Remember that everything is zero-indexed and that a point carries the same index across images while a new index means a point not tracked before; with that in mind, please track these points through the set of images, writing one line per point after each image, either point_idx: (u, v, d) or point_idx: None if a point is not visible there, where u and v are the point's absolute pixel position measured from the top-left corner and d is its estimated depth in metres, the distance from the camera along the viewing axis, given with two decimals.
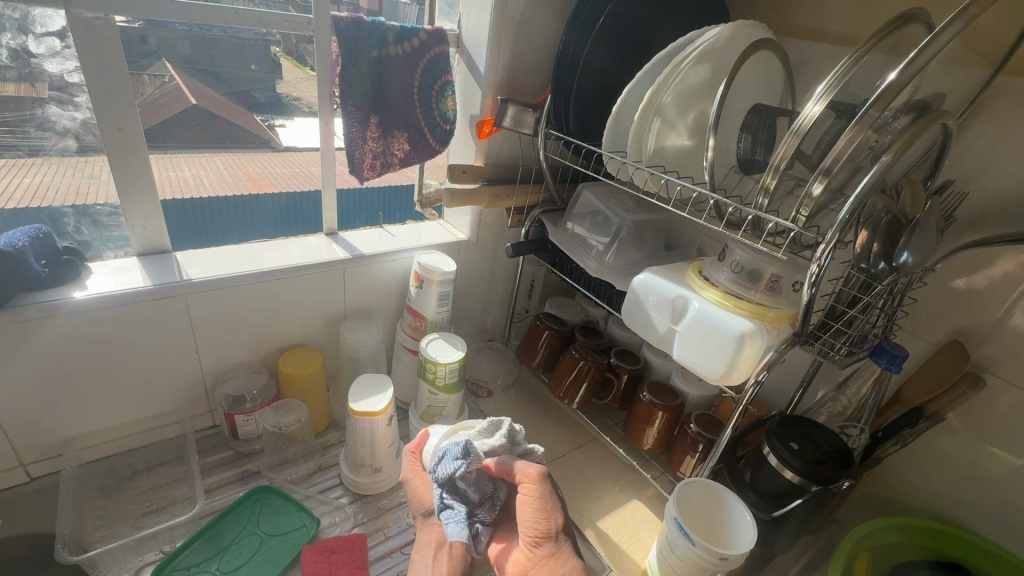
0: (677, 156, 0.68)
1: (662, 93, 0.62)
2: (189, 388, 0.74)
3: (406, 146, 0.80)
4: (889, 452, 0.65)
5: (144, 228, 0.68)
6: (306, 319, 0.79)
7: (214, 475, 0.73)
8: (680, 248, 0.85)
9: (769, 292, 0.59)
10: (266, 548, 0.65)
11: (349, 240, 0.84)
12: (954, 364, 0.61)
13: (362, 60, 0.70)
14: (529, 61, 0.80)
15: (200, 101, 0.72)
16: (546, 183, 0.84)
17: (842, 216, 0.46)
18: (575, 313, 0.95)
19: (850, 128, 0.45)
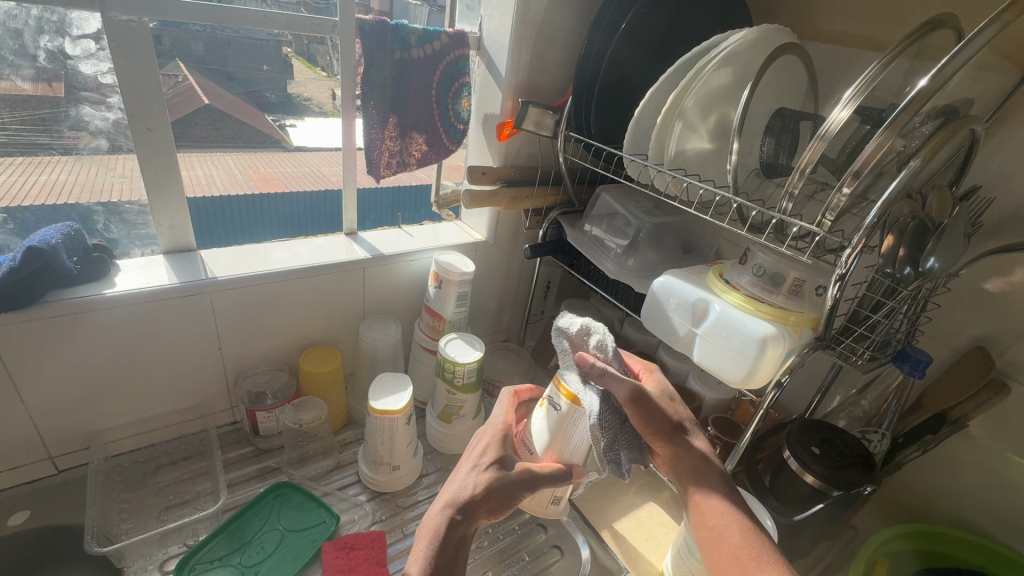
0: (698, 160, 0.68)
1: (684, 97, 0.62)
2: (212, 384, 0.75)
3: (424, 147, 0.81)
4: (910, 458, 0.65)
5: (171, 227, 0.69)
6: (326, 317, 0.80)
7: (236, 471, 0.75)
8: (698, 251, 0.85)
9: (792, 296, 0.59)
10: (287, 544, 0.65)
11: (369, 240, 0.85)
12: (979, 370, 0.60)
13: (385, 61, 0.71)
14: (550, 64, 0.81)
15: (213, 101, 0.73)
16: (565, 185, 0.85)
17: (869, 221, 0.46)
18: (591, 315, 0.95)
19: (879, 133, 0.44)
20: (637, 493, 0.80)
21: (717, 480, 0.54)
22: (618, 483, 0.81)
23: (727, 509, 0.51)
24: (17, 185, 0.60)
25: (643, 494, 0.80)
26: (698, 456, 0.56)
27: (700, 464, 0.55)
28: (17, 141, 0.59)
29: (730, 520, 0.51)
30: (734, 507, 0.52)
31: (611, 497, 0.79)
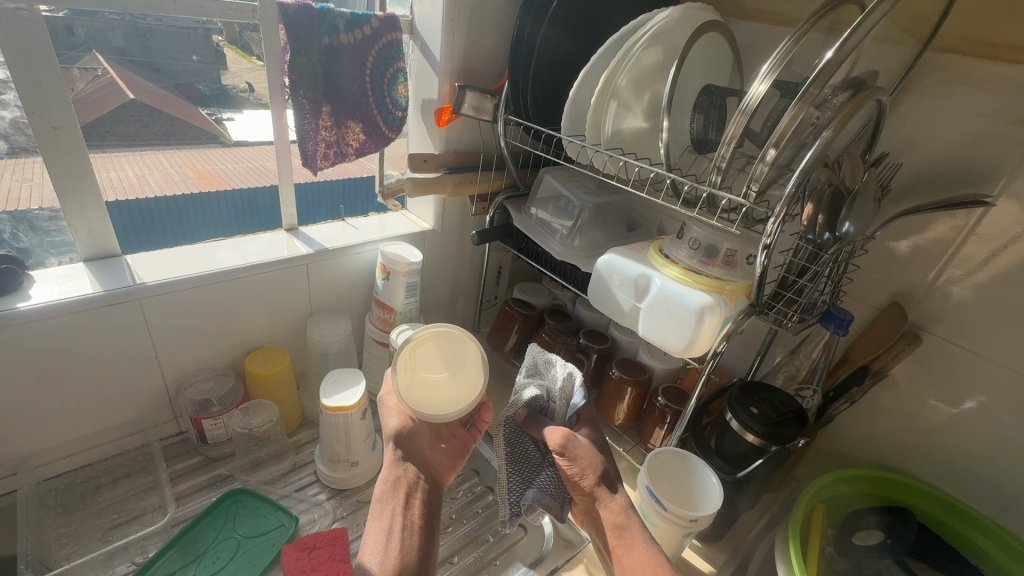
0: (634, 138, 0.70)
1: (617, 76, 0.63)
2: (150, 395, 0.71)
3: (362, 136, 0.79)
4: (839, 409, 0.69)
5: (90, 232, 0.65)
6: (270, 317, 0.77)
7: (185, 482, 0.72)
8: (642, 228, 0.87)
9: (725, 266, 0.61)
10: (244, 550, 0.64)
11: (310, 235, 0.82)
12: (893, 326, 0.65)
13: (313, 48, 0.69)
14: (485, 47, 0.80)
15: (139, 95, 0.70)
16: (508, 169, 0.84)
17: (789, 189, 0.49)
18: (543, 297, 0.97)
19: (793, 105, 0.46)
20: None
21: (636, 528, 0.59)
22: None
23: (643, 544, 0.58)
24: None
25: None
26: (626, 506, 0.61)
27: (624, 518, 0.60)
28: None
29: (650, 565, 0.56)
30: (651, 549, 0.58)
31: None
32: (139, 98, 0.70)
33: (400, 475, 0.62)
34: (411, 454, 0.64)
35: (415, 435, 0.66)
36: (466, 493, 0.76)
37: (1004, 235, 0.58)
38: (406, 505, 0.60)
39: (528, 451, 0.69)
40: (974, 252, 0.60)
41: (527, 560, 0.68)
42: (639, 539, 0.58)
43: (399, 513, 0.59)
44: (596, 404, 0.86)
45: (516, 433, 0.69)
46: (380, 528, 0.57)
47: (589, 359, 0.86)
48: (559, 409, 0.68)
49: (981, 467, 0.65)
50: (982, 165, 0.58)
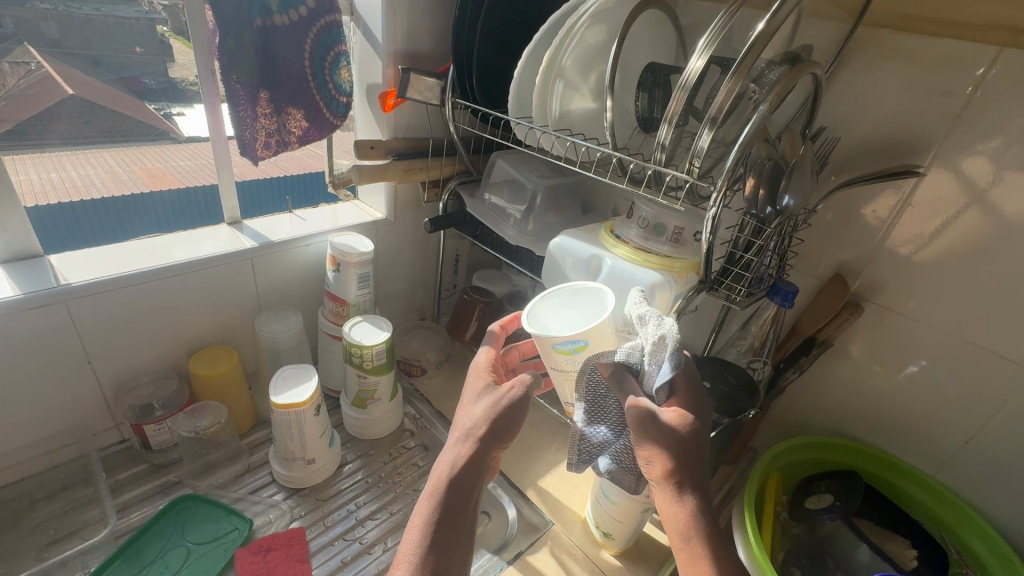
0: (583, 119, 0.69)
1: (561, 55, 0.63)
2: (86, 403, 0.67)
3: (304, 123, 0.76)
4: (790, 379, 0.71)
5: (5, 232, 0.60)
6: (214, 315, 0.74)
7: (129, 492, 0.68)
8: (596, 210, 0.87)
9: (674, 244, 0.62)
10: (195, 557, 0.62)
11: (255, 228, 0.79)
12: (837, 297, 0.67)
13: (245, 31, 0.65)
14: (430, 28, 0.77)
15: (79, 90, 0.65)
16: (459, 154, 0.83)
17: (729, 163, 0.50)
18: (503, 284, 0.96)
19: (728, 79, 0.47)
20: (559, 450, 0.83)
21: (701, 537, 0.45)
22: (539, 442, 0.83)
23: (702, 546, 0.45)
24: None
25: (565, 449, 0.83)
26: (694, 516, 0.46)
27: (687, 526, 0.45)
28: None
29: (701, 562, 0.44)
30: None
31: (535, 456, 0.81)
32: (80, 94, 0.65)
33: (455, 490, 0.49)
34: (480, 466, 0.50)
35: (504, 439, 0.52)
36: None
37: (947, 208, 0.59)
38: (459, 526, 0.48)
39: (609, 406, 0.53)
40: (922, 226, 0.62)
41: (491, 546, 0.68)
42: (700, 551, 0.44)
43: (447, 533, 0.47)
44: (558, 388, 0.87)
45: (597, 390, 0.53)
46: (432, 512, 0.48)
47: None
48: (650, 376, 0.51)
49: (922, 428, 0.69)
50: (915, 137, 0.59)
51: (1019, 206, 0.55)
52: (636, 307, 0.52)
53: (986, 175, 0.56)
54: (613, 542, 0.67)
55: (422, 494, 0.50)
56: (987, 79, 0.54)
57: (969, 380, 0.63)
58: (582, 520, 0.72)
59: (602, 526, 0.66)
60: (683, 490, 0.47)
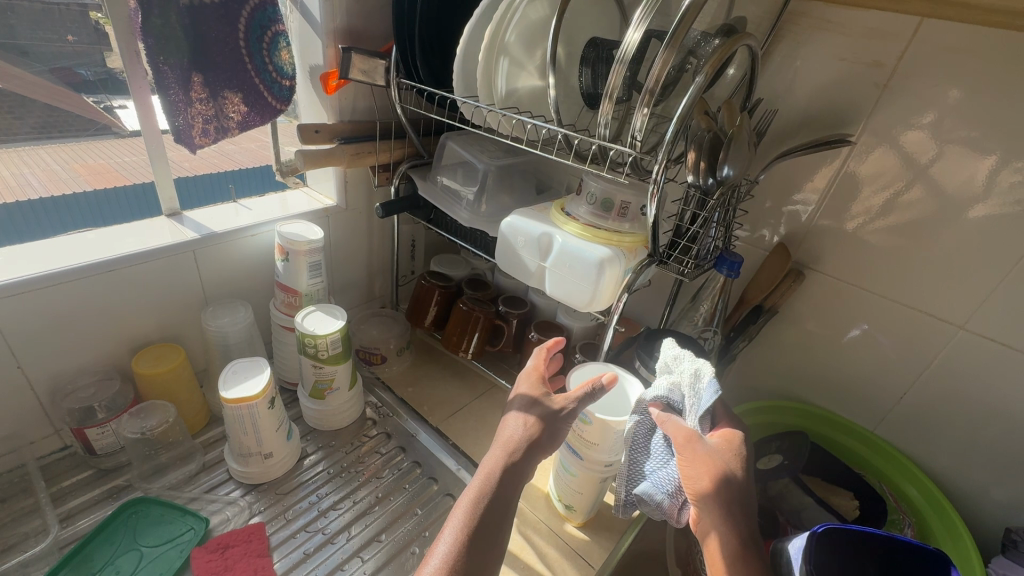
0: (531, 97, 0.69)
1: (503, 32, 0.62)
2: (21, 410, 0.64)
3: (243, 108, 0.72)
4: (739, 347, 0.75)
5: None
6: (157, 311, 0.71)
7: (75, 499, 0.65)
8: (550, 190, 0.87)
9: (622, 219, 0.63)
10: (149, 560, 0.60)
11: (196, 219, 0.75)
12: (780, 264, 0.69)
13: (168, 9, 0.61)
14: (371, 6, 0.75)
15: (6, 82, 0.61)
16: (409, 137, 0.81)
17: (669, 135, 0.50)
18: (461, 268, 0.96)
19: (662, 50, 0.47)
20: None
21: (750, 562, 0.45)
22: None
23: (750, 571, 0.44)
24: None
25: None
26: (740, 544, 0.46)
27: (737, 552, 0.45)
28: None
29: None
30: None
31: None
32: (6, 85, 0.61)
33: (503, 487, 0.51)
34: (527, 466, 0.53)
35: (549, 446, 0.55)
36: (393, 470, 0.75)
37: (894, 182, 0.62)
38: (500, 523, 0.49)
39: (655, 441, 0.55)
40: (872, 201, 0.64)
41: None
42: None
43: (488, 525, 0.48)
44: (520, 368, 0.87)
45: (648, 429, 0.56)
46: (476, 508, 0.49)
47: (510, 325, 0.86)
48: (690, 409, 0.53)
49: (865, 388, 0.72)
50: (845, 108, 0.62)
51: (940, 169, 0.58)
52: (670, 348, 0.58)
53: (923, 147, 0.59)
54: (576, 514, 0.68)
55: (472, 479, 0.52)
56: (914, 51, 0.56)
57: (906, 340, 0.66)
58: (545, 495, 0.73)
59: (565, 499, 0.68)
60: (732, 513, 0.47)
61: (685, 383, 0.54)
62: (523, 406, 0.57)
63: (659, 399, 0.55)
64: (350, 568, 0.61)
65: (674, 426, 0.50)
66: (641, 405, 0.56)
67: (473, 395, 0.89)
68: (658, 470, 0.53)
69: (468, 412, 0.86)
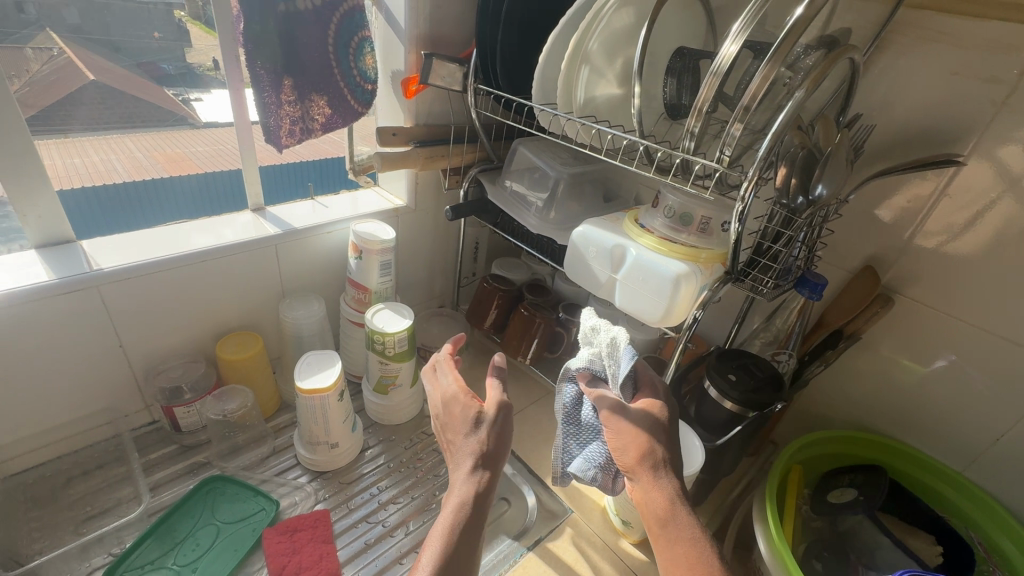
0: (608, 105, 0.68)
1: (587, 39, 0.62)
2: (118, 385, 0.69)
3: (327, 110, 0.75)
4: (815, 372, 0.70)
5: (39, 217, 0.61)
6: (239, 301, 0.75)
7: (160, 472, 0.70)
8: (618, 198, 0.86)
9: (701, 234, 0.61)
10: (225, 536, 0.63)
11: (278, 215, 0.79)
12: (866, 288, 0.66)
13: (268, 17, 0.65)
14: (452, 12, 0.76)
15: (100, 76, 0.66)
16: (481, 141, 0.82)
17: (762, 152, 0.48)
18: (522, 272, 0.96)
19: (763, 65, 0.45)
20: None
21: (682, 516, 0.49)
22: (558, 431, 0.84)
23: (692, 531, 0.48)
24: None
25: None
26: (672, 498, 0.49)
27: (668, 509, 0.49)
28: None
29: (688, 543, 0.47)
30: (704, 554, 0.46)
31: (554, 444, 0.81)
32: (100, 79, 0.66)
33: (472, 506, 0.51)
34: (490, 488, 0.54)
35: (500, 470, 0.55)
36: (449, 470, 0.76)
37: (1001, 207, 0.57)
38: (473, 540, 0.50)
39: (582, 413, 0.60)
40: (962, 221, 0.59)
41: (510, 532, 0.69)
42: (686, 530, 0.48)
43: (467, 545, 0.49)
44: None
45: (575, 403, 0.60)
46: (453, 531, 0.49)
47: (569, 332, 0.86)
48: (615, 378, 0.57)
49: (952, 425, 0.67)
50: (954, 125, 0.57)
51: None
52: (589, 319, 0.61)
53: (1023, 162, 0.54)
54: (633, 531, 0.67)
55: (444, 505, 0.52)
56: None
57: (1007, 379, 0.61)
58: (602, 508, 0.72)
59: (622, 514, 0.66)
60: (655, 469, 0.51)
61: (603, 352, 0.58)
62: (467, 441, 0.57)
63: (581, 370, 0.60)
64: (407, 563, 0.63)
65: (595, 395, 0.56)
66: (568, 377, 0.61)
67: (529, 400, 0.89)
68: (592, 448, 0.58)
69: (524, 417, 0.86)
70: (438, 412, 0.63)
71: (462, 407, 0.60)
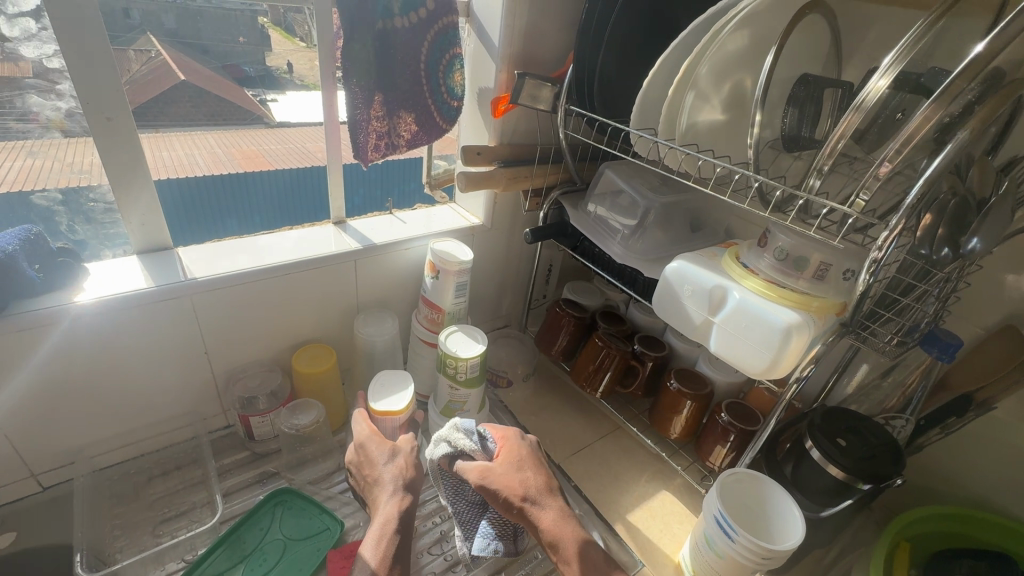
0: (710, 133, 0.63)
1: (698, 64, 0.57)
2: (201, 389, 0.71)
3: (414, 127, 0.75)
4: (931, 439, 0.63)
5: (143, 225, 0.64)
6: (317, 313, 0.75)
7: (233, 478, 0.71)
8: (708, 228, 0.80)
9: (816, 280, 0.55)
10: (290, 553, 0.63)
11: (359, 229, 0.79)
12: (1006, 354, 0.57)
13: (366, 32, 0.64)
14: (545, 30, 0.73)
15: (190, 75, 0.64)
16: (565, 162, 0.79)
17: (910, 200, 0.42)
18: (595, 298, 0.92)
19: (926, 105, 0.39)
20: (648, 482, 0.78)
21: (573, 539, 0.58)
22: (627, 472, 0.79)
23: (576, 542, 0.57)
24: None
25: (654, 482, 0.78)
26: (559, 520, 0.59)
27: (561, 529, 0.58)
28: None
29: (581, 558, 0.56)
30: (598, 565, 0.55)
31: (623, 487, 0.77)
32: (191, 80, 0.64)
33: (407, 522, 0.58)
34: (416, 507, 0.60)
35: (415, 486, 0.62)
36: None
37: None
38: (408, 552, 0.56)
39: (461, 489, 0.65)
40: None
41: None
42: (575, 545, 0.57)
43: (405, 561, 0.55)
44: (651, 415, 0.81)
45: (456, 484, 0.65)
46: (388, 547, 0.55)
47: (645, 367, 0.81)
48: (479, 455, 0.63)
49: None
50: None
51: None
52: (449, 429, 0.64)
53: None
54: None
55: (373, 523, 0.57)
56: None
57: None
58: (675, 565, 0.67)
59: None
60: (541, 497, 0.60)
61: (455, 436, 0.63)
62: (384, 471, 0.61)
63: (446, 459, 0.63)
64: None
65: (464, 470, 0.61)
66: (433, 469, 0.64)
67: (597, 435, 0.84)
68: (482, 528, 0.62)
69: (590, 453, 0.81)
70: (352, 458, 0.65)
71: (373, 446, 0.63)
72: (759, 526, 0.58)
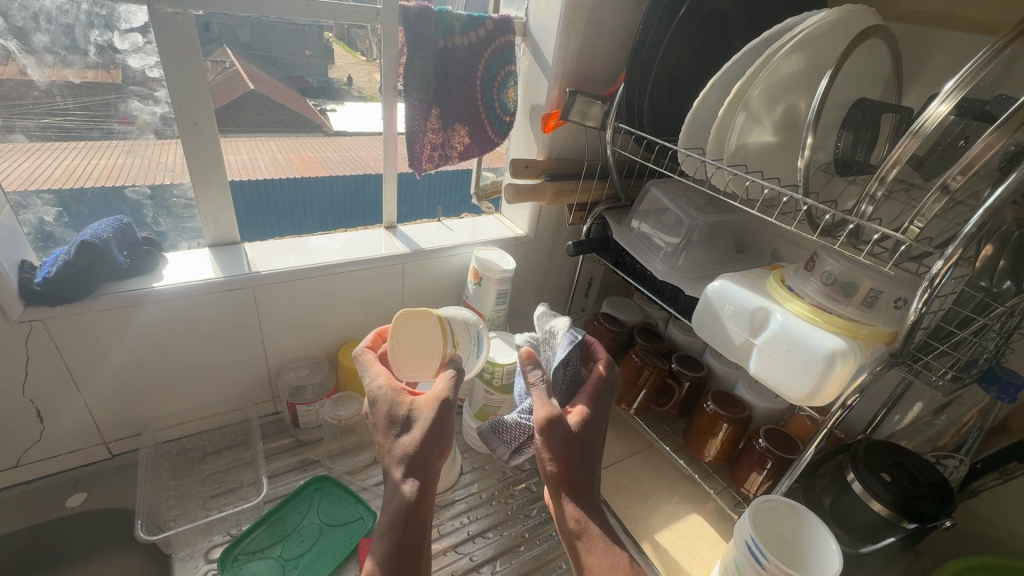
0: (760, 154, 0.63)
1: (750, 86, 0.57)
2: (255, 376, 0.76)
3: (467, 139, 0.78)
4: (988, 485, 0.60)
5: (217, 221, 0.69)
6: (365, 313, 0.79)
7: (277, 462, 0.75)
8: (753, 250, 0.79)
9: (865, 307, 0.54)
10: (325, 538, 0.66)
11: (408, 234, 0.83)
12: None
13: (428, 50, 0.68)
14: (597, 50, 0.76)
15: (258, 85, 0.68)
16: (611, 178, 0.80)
17: (969, 230, 0.41)
18: (634, 314, 0.92)
19: (989, 132, 0.39)
20: (679, 503, 0.77)
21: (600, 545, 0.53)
22: (657, 492, 0.78)
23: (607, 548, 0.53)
24: (30, 170, 0.58)
25: (685, 504, 0.77)
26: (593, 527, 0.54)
27: (592, 537, 0.54)
28: (63, 125, 0.58)
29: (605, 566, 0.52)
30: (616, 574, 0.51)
31: (652, 506, 0.76)
32: (258, 89, 0.68)
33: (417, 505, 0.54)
34: (429, 489, 0.55)
35: (434, 460, 0.56)
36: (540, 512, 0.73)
37: None
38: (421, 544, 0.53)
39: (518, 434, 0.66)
40: None
41: None
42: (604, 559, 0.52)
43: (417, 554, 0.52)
44: (685, 436, 0.80)
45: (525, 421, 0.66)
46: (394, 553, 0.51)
47: (681, 387, 0.80)
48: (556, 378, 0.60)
49: None
50: None
51: None
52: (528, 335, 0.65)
53: None
54: None
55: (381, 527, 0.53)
56: None
57: None
58: None
59: None
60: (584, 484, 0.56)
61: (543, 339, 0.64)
62: (395, 445, 0.56)
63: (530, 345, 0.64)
64: None
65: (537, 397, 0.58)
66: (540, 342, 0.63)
67: (629, 451, 0.84)
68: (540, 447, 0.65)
69: (621, 469, 0.81)
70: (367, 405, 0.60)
71: (387, 404, 0.57)
72: (800, 557, 0.55)
